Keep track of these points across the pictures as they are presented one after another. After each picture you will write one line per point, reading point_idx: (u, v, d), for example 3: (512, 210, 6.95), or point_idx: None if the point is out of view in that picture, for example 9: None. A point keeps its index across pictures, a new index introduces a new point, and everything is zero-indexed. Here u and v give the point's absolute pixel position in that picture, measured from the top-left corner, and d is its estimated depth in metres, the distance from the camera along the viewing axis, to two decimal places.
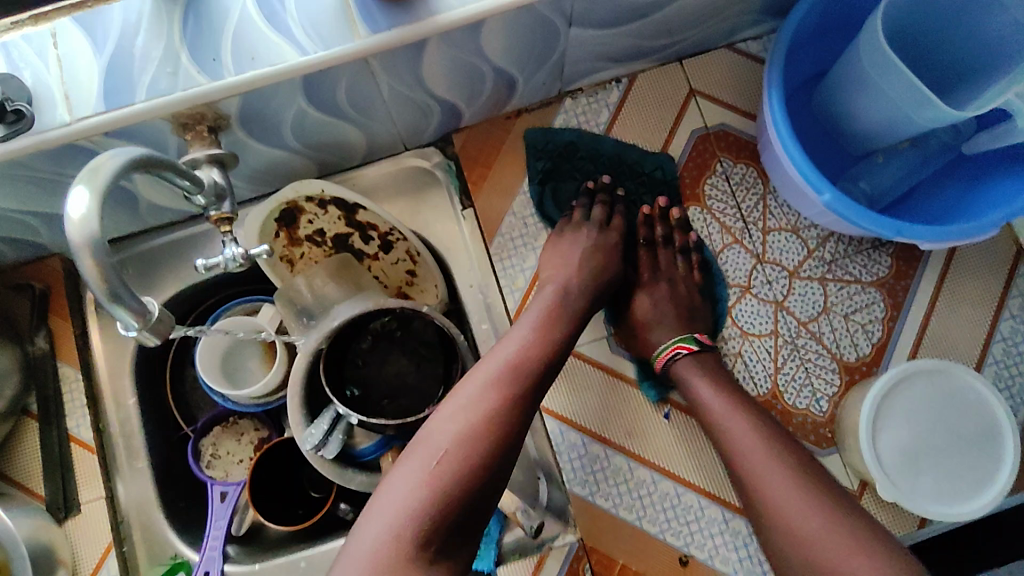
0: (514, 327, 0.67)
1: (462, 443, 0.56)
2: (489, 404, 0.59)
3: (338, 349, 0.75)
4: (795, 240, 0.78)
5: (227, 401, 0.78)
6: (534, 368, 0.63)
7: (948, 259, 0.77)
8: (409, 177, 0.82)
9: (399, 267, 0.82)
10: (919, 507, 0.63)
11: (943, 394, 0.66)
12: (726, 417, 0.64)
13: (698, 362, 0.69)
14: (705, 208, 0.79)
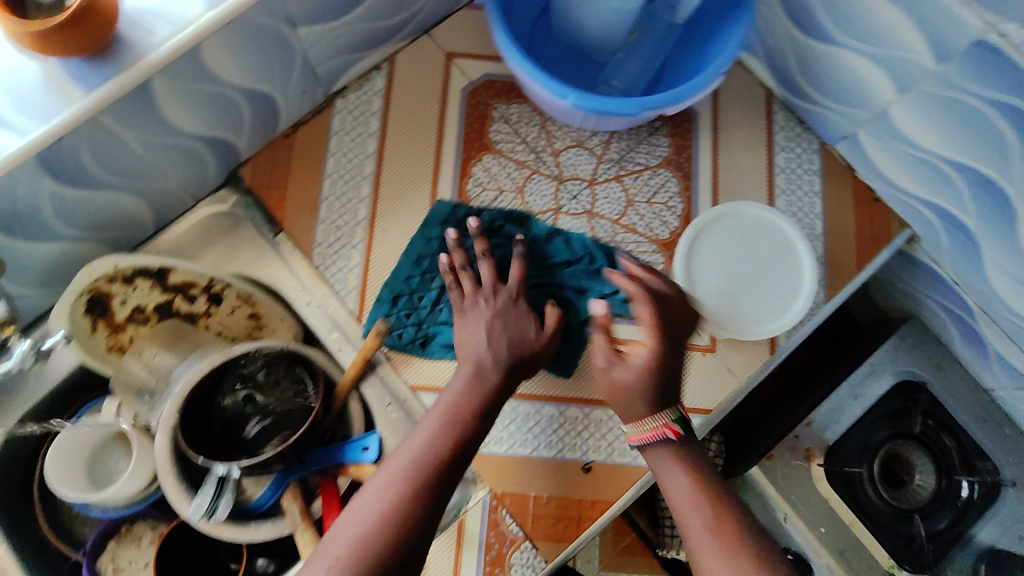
0: (430, 412, 0.64)
1: (372, 547, 0.54)
2: (400, 506, 0.57)
3: (199, 399, 0.74)
4: (583, 152, 0.85)
5: (103, 512, 0.73)
6: (445, 444, 0.61)
7: (713, 123, 0.87)
8: (213, 225, 0.81)
9: (238, 315, 0.81)
10: (748, 327, 0.75)
11: (742, 232, 0.79)
12: (702, 474, 0.62)
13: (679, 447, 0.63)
14: (497, 152, 0.84)
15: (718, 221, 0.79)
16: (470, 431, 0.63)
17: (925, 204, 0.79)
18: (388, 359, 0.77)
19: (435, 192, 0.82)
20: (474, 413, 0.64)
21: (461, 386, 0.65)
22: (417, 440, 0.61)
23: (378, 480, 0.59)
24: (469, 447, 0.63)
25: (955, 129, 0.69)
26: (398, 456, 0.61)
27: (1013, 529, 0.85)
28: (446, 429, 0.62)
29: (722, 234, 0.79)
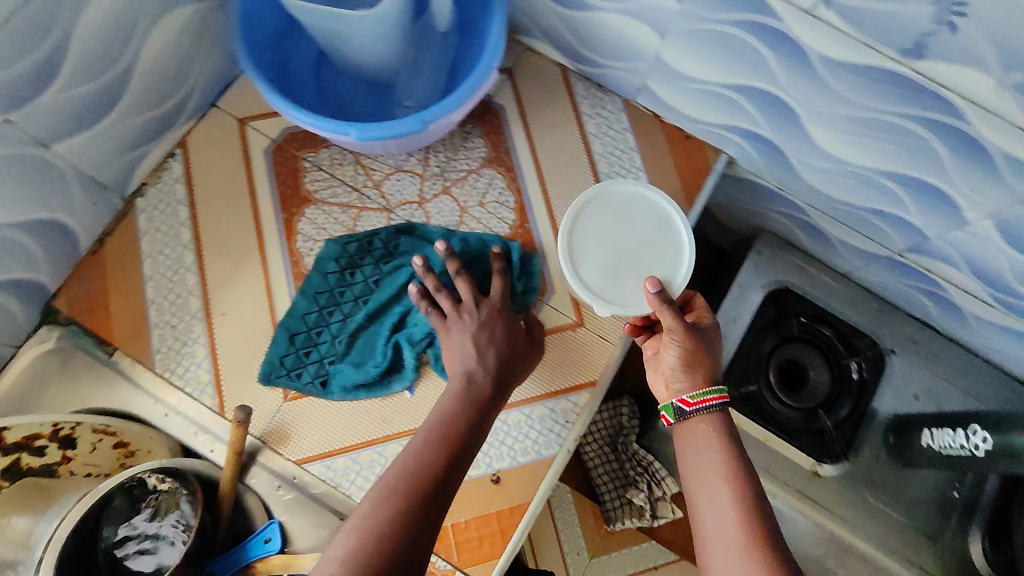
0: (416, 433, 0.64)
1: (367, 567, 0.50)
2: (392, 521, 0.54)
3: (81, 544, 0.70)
4: (405, 175, 0.84)
5: None
6: (436, 458, 0.60)
7: (520, 110, 0.88)
8: (43, 367, 0.76)
9: (102, 450, 0.76)
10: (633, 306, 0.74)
11: (627, 210, 0.78)
12: (697, 462, 0.62)
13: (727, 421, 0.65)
14: (317, 203, 0.82)
15: (596, 202, 0.78)
16: (464, 444, 0.63)
17: (729, 129, 0.83)
18: (265, 442, 0.74)
19: (265, 260, 0.79)
20: (466, 426, 0.64)
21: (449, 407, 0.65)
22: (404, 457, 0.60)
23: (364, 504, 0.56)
24: (463, 456, 0.62)
25: (718, 57, 0.73)
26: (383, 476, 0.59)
27: (905, 392, 0.90)
28: (441, 446, 0.62)
29: (600, 217, 0.77)
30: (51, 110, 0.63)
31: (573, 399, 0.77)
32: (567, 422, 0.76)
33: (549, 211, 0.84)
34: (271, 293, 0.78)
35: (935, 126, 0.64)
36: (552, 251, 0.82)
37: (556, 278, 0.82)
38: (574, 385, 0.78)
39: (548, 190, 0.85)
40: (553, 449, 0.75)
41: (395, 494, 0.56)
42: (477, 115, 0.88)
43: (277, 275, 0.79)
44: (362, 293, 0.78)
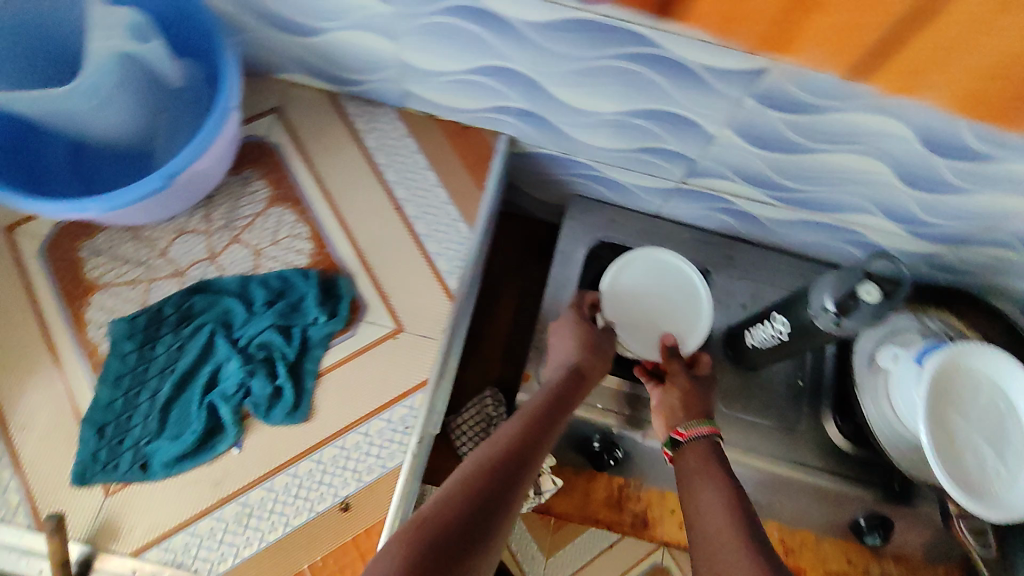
0: (459, 467, 0.63)
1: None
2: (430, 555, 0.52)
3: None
4: (190, 236, 0.82)
5: None
6: (479, 487, 0.60)
7: (296, 143, 0.89)
8: None
9: None
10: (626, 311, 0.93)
11: (658, 272, 0.94)
12: (698, 475, 0.73)
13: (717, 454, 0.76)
14: (103, 287, 0.79)
15: (637, 259, 0.94)
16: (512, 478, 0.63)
17: (495, 111, 0.87)
18: (96, 544, 0.69)
19: (59, 360, 0.76)
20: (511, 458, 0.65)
21: (493, 449, 0.66)
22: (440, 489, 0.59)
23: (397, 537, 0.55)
24: (510, 495, 0.62)
25: (449, 47, 0.76)
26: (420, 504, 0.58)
27: (732, 306, 0.98)
28: (484, 482, 0.61)
29: (635, 272, 0.94)
30: None
31: (408, 404, 0.77)
32: (408, 428, 0.76)
33: (345, 231, 0.85)
34: (72, 390, 0.74)
35: (641, 58, 0.69)
36: (356, 269, 0.83)
37: (367, 293, 0.82)
38: (405, 391, 0.78)
39: (339, 211, 0.86)
40: (399, 458, 0.75)
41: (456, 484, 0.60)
42: (254, 159, 0.88)
43: (75, 371, 0.75)
44: (166, 362, 0.76)
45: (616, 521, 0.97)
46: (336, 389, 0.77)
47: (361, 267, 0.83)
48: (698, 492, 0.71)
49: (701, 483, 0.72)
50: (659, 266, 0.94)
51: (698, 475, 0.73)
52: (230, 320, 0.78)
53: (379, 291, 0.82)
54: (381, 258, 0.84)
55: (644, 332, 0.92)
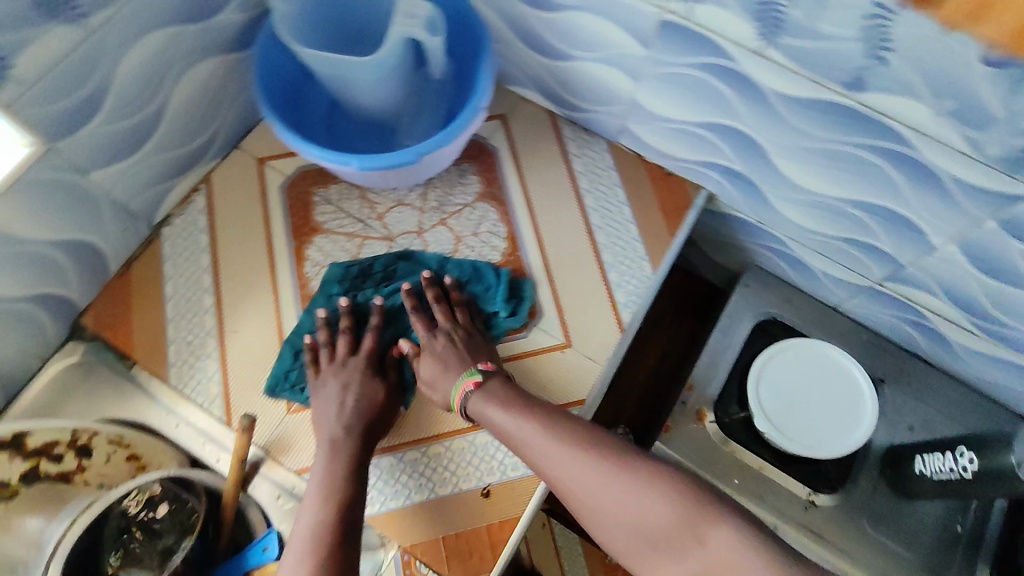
0: (301, 513, 0.69)
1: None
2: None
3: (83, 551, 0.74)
4: (406, 209, 0.91)
5: None
6: (330, 543, 0.65)
7: (513, 150, 0.95)
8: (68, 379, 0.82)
9: (116, 460, 0.81)
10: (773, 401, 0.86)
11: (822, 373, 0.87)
12: (563, 458, 0.62)
13: (489, 394, 0.72)
14: (326, 232, 0.89)
15: (808, 351, 0.87)
16: (359, 473, 0.72)
17: (705, 165, 0.89)
18: (267, 452, 0.78)
19: (276, 285, 0.86)
20: (360, 451, 0.73)
21: (346, 418, 0.74)
22: (329, 509, 0.68)
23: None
24: (353, 514, 0.69)
25: (689, 98, 0.80)
26: (296, 546, 0.66)
27: (897, 422, 0.93)
28: (336, 512, 0.68)
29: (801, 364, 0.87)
30: (89, 142, 0.71)
31: None
32: None
33: (539, 239, 0.89)
34: (280, 312, 0.84)
35: (886, 153, 0.69)
36: (540, 278, 0.87)
37: (545, 301, 0.86)
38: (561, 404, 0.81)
39: (538, 219, 0.90)
40: None
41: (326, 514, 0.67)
42: (473, 155, 0.95)
43: (286, 298, 0.85)
44: (364, 308, 0.84)
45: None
46: None
47: (545, 275, 0.87)
48: (561, 457, 0.63)
49: (546, 449, 0.64)
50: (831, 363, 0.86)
51: (556, 449, 0.63)
52: (422, 291, 0.85)
53: (557, 303, 0.85)
54: (564, 273, 0.87)
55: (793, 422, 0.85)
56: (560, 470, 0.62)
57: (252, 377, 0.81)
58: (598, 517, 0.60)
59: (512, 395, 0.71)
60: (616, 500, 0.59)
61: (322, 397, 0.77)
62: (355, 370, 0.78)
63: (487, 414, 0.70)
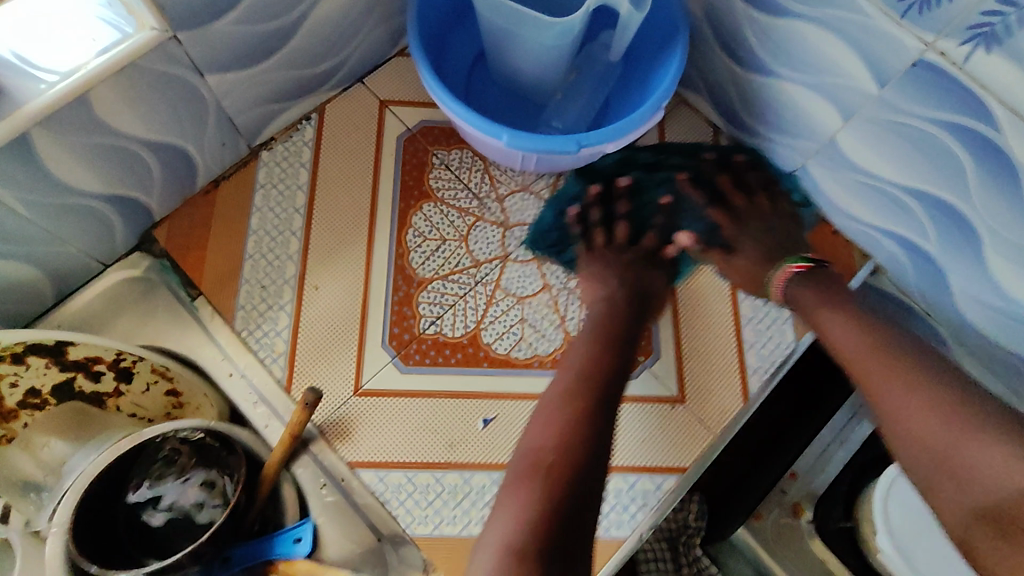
0: (562, 362, 0.59)
1: (556, 453, 0.49)
2: (579, 425, 0.51)
3: (101, 489, 0.65)
4: (530, 197, 0.79)
5: None
6: (600, 364, 0.58)
7: None
8: (125, 292, 0.73)
9: (155, 393, 0.72)
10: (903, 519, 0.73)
11: None
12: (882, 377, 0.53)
13: (818, 278, 0.63)
14: (436, 201, 0.78)
15: None
16: (625, 328, 0.63)
17: (884, 234, 0.76)
18: (322, 432, 0.68)
19: (371, 247, 0.75)
20: (623, 308, 0.65)
21: (625, 288, 0.67)
22: (579, 359, 0.58)
23: (537, 415, 0.54)
24: (626, 354, 0.60)
25: (906, 156, 0.66)
26: (556, 381, 0.57)
27: None
28: (612, 351, 0.59)
29: None
30: (214, 39, 0.61)
31: (656, 482, 0.69)
32: (647, 505, 0.68)
33: None
34: (369, 279, 0.74)
35: None
36: (667, 314, 0.75)
37: (664, 343, 0.74)
38: (658, 466, 0.70)
39: None
40: (625, 531, 0.67)
41: (579, 367, 0.57)
42: None
43: (379, 265, 0.75)
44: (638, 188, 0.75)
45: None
46: None
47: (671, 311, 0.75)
48: (870, 371, 0.54)
49: (862, 358, 0.56)
50: None
51: (871, 355, 0.56)
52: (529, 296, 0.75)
53: (677, 348, 0.74)
54: (692, 315, 0.75)
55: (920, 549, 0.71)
56: (889, 410, 0.52)
57: (324, 345, 0.71)
58: (927, 440, 0.49)
59: (847, 296, 0.61)
60: (959, 437, 0.48)
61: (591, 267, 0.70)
62: (622, 261, 0.70)
63: (810, 307, 0.62)
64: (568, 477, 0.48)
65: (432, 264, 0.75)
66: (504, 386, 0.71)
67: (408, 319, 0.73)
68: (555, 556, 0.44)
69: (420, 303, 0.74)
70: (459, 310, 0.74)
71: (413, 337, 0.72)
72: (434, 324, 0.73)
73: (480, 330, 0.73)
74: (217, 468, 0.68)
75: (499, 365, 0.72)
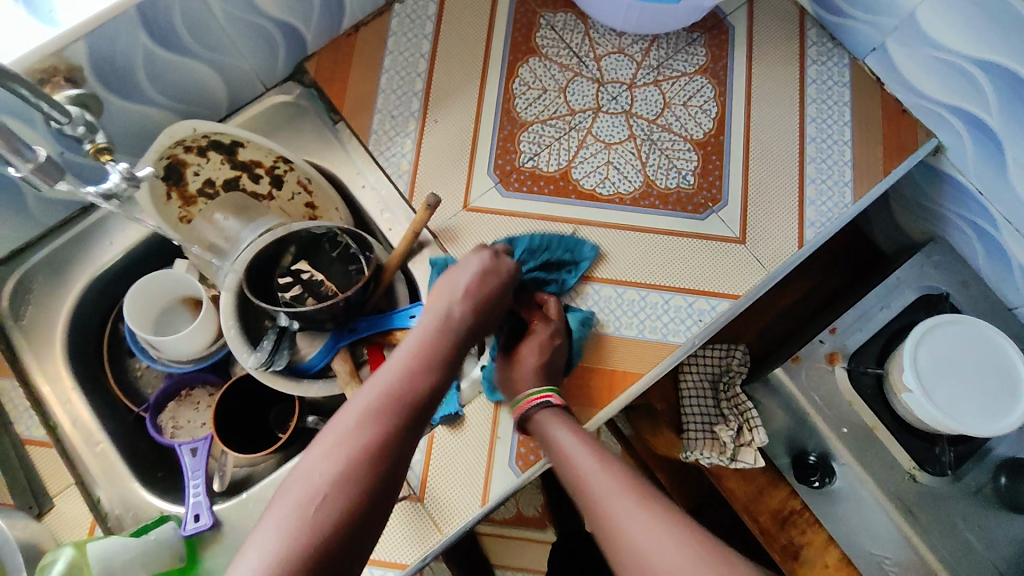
0: (359, 391, 0.60)
1: (338, 490, 0.53)
2: (372, 460, 0.55)
3: (266, 261, 0.81)
4: (624, 58, 0.88)
5: (163, 350, 0.81)
6: (412, 391, 0.60)
7: (749, 37, 0.90)
8: (279, 113, 0.88)
9: (297, 202, 0.87)
10: (930, 364, 0.82)
11: (980, 355, 0.83)
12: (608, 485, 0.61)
13: (563, 414, 0.70)
14: (542, 56, 0.88)
15: (971, 326, 0.83)
16: (489, 313, 0.69)
17: (950, 110, 0.82)
18: (435, 237, 0.83)
19: (483, 92, 0.87)
20: (495, 297, 0.70)
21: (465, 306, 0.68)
22: (394, 393, 0.59)
23: (342, 413, 0.58)
24: (438, 377, 0.63)
25: (977, 26, 0.73)
26: (353, 410, 0.58)
27: None
28: (436, 373, 0.63)
29: (961, 340, 0.83)
30: None
31: (711, 304, 0.79)
32: (702, 321, 0.78)
33: (745, 131, 0.86)
34: (479, 118, 0.86)
35: None
36: (737, 166, 0.84)
37: (733, 191, 0.83)
38: (716, 292, 0.79)
39: (750, 112, 0.87)
40: (682, 338, 0.78)
41: (383, 398, 0.59)
42: (707, 28, 0.90)
43: (489, 107, 0.87)
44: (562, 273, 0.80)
45: (770, 537, 0.90)
46: (663, 249, 0.81)
47: (742, 163, 0.84)
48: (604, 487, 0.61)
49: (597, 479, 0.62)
50: (988, 344, 0.83)
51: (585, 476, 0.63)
52: (615, 143, 0.85)
53: (744, 196, 0.83)
54: (760, 170, 0.84)
55: (940, 389, 0.82)
56: (609, 507, 0.59)
57: (440, 168, 0.84)
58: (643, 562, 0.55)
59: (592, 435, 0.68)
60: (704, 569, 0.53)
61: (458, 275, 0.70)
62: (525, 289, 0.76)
63: (556, 447, 0.67)
64: (343, 510, 0.53)
65: (534, 110, 0.86)
66: (587, 215, 0.82)
67: (511, 154, 0.85)
68: (331, 568, 0.51)
69: (521, 141, 0.85)
70: (554, 149, 0.85)
71: (514, 169, 0.84)
72: (532, 159, 0.84)
73: (570, 167, 0.84)
74: (353, 261, 0.82)
75: (584, 198, 0.83)
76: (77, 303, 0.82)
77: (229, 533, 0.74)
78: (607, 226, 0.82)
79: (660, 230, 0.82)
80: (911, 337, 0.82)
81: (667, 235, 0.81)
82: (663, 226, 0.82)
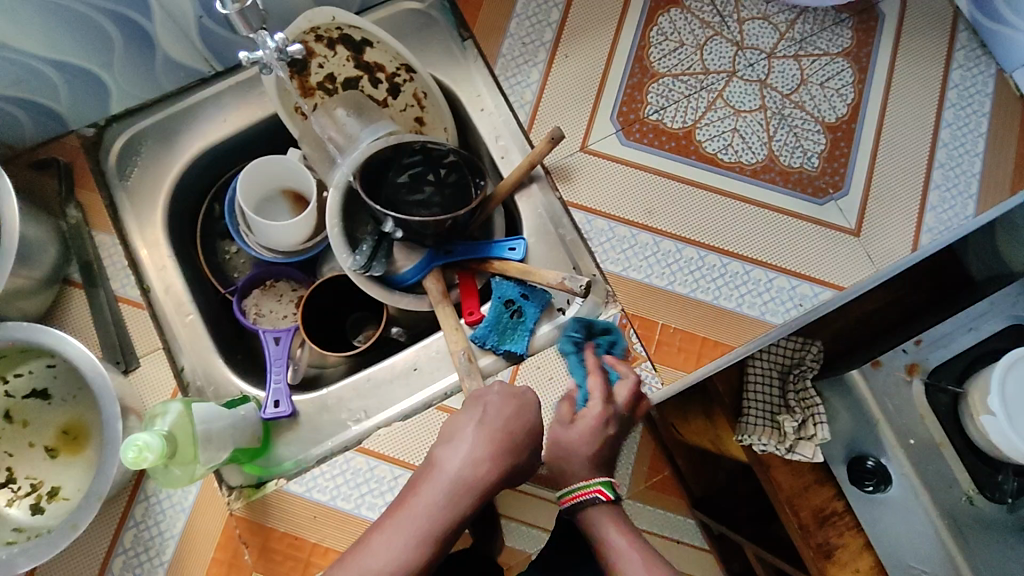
0: (440, 465, 0.60)
1: (443, 530, 0.57)
2: (468, 496, 0.59)
3: (378, 164, 0.80)
4: (767, 26, 0.85)
5: (261, 237, 0.82)
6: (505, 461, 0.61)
7: (897, 27, 0.87)
8: (404, 20, 0.86)
9: (408, 114, 0.85)
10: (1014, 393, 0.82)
11: None
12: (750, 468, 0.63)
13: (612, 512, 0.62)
14: (684, 8, 0.85)
15: None
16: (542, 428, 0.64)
17: None
18: (548, 174, 0.82)
19: (619, 34, 0.84)
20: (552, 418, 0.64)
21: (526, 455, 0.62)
22: (429, 512, 0.57)
23: (388, 536, 0.56)
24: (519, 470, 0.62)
25: None
26: (397, 537, 0.56)
27: None
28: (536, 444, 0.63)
29: None
30: None
31: (815, 291, 0.78)
32: (802, 305, 0.77)
33: (878, 123, 0.83)
34: (610, 60, 0.84)
35: None
36: (864, 158, 0.82)
37: (856, 181, 0.81)
38: (821, 279, 0.78)
39: (886, 104, 0.84)
40: (778, 319, 0.77)
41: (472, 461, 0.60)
42: (856, 10, 0.87)
43: (622, 51, 0.84)
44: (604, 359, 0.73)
45: (806, 533, 0.87)
46: (777, 227, 0.79)
47: (870, 155, 0.82)
48: None
49: None
50: None
51: None
52: (744, 111, 0.83)
53: (867, 188, 0.81)
54: (887, 166, 0.82)
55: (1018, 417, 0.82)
56: None
57: (565, 105, 0.82)
58: None
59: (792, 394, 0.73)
60: None
61: (464, 415, 0.64)
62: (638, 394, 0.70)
63: None
64: (443, 541, 0.57)
65: (667, 62, 0.84)
66: (704, 179, 0.81)
67: (637, 104, 0.83)
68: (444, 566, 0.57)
69: (648, 92, 0.83)
70: (681, 107, 0.83)
71: (638, 120, 0.82)
72: (658, 113, 0.82)
73: (695, 128, 0.82)
74: (458, 182, 0.80)
75: (704, 162, 0.81)
76: (182, 174, 0.82)
77: (305, 423, 0.76)
78: (723, 193, 0.80)
79: (776, 208, 0.80)
80: (1001, 361, 0.82)
81: (785, 215, 0.80)
82: (778, 204, 0.80)
